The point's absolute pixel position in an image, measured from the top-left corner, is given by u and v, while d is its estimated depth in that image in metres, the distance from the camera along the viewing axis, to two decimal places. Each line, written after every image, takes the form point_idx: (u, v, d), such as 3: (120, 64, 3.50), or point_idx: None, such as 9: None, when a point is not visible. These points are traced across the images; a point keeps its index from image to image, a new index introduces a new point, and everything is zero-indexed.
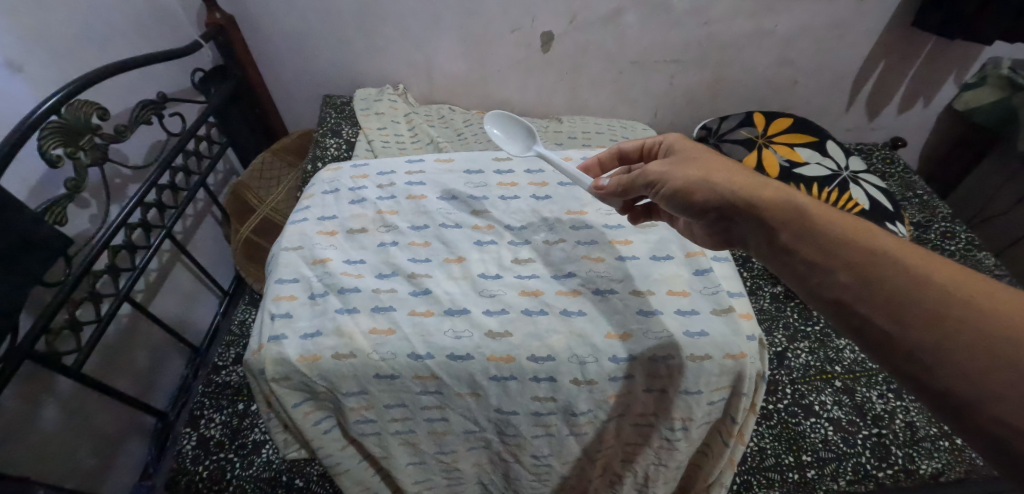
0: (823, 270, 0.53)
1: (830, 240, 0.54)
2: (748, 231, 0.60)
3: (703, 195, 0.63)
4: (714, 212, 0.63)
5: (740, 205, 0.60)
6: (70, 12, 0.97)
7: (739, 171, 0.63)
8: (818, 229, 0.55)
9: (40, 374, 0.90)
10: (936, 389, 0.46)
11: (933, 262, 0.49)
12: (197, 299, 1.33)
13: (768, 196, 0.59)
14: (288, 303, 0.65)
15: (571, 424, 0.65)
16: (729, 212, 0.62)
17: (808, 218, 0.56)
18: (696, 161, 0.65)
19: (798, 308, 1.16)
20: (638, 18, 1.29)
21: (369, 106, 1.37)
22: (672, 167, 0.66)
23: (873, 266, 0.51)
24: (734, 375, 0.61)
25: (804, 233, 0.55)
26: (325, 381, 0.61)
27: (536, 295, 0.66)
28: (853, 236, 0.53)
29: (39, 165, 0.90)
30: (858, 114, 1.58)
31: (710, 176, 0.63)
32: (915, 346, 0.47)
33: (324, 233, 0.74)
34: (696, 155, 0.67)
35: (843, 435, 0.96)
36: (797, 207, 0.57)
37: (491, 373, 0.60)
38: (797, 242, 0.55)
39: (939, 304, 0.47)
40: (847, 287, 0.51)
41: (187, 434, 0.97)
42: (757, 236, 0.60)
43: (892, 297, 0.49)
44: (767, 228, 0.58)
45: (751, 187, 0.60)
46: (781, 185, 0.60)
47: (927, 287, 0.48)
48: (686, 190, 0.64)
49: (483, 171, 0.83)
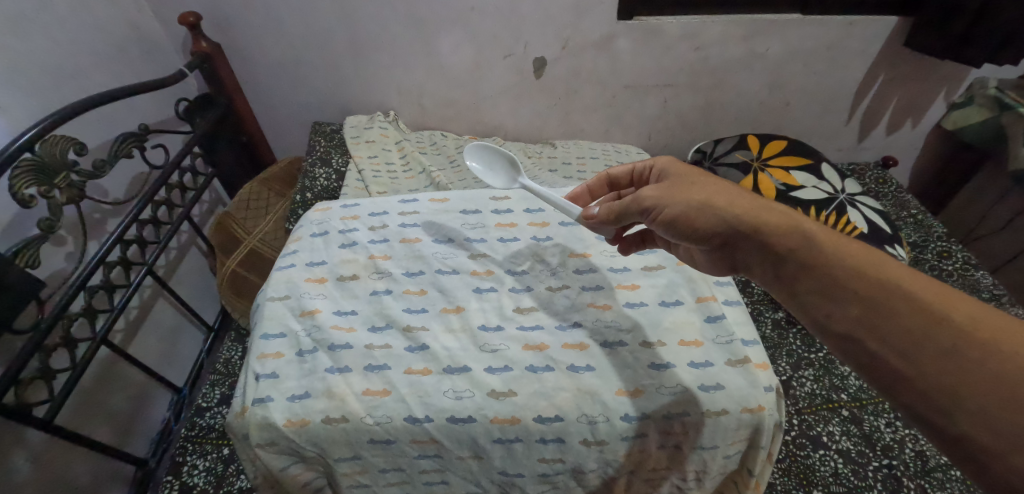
0: (833, 299, 0.50)
1: (840, 271, 0.51)
2: (752, 258, 0.57)
3: (703, 221, 0.60)
4: (716, 238, 0.60)
5: (744, 232, 0.57)
6: (47, 43, 0.94)
7: (743, 196, 0.60)
8: (827, 259, 0.52)
9: (9, 426, 0.84)
10: (951, 431, 0.43)
11: (949, 298, 0.46)
12: (181, 336, 1.28)
13: (774, 225, 0.56)
14: (273, 362, 0.61)
15: (579, 481, 0.61)
16: (732, 238, 0.58)
17: (816, 248, 0.53)
18: (696, 186, 0.62)
19: (801, 335, 1.13)
20: (630, 44, 1.29)
21: (360, 134, 1.34)
22: (669, 192, 0.63)
23: (887, 300, 0.48)
24: (751, 427, 0.58)
25: (812, 263, 0.52)
26: (315, 447, 0.57)
27: (541, 349, 0.62)
28: (864, 267, 0.50)
29: (11, 204, 0.85)
30: (853, 131, 1.57)
31: (712, 201, 0.60)
32: (931, 386, 0.44)
33: (312, 280, 0.70)
34: (696, 179, 0.63)
35: (854, 467, 0.93)
36: (805, 235, 0.54)
37: (494, 436, 0.57)
38: (804, 273, 0.53)
39: (954, 344, 0.44)
40: (858, 322, 0.48)
41: (167, 483, 0.91)
42: (762, 264, 0.57)
43: (905, 333, 0.46)
44: (772, 256, 0.55)
45: (756, 214, 0.57)
46: (786, 210, 0.57)
47: (944, 324, 0.45)
48: (685, 216, 0.60)
49: (480, 211, 0.81)
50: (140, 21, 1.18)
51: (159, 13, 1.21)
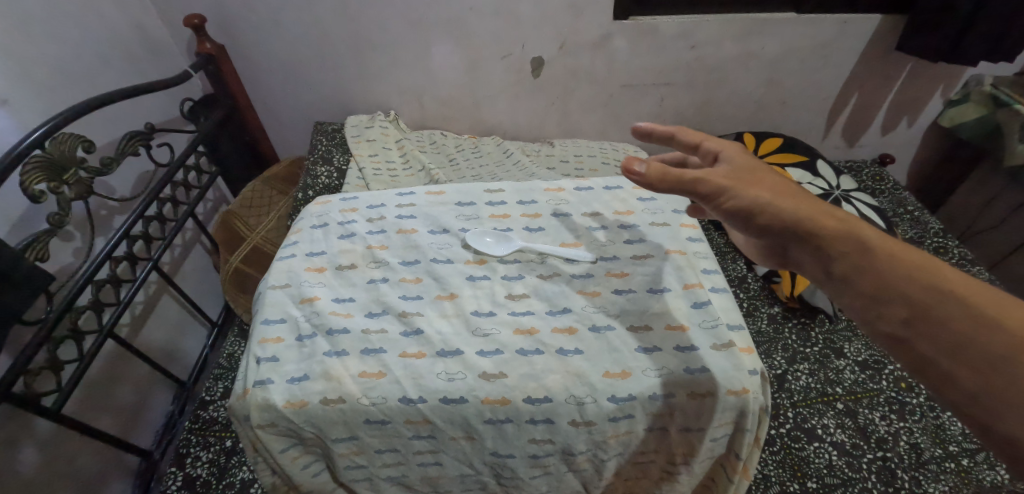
0: (881, 302, 0.49)
1: (891, 272, 0.49)
2: (803, 258, 0.56)
3: (764, 219, 0.58)
4: (771, 235, 0.58)
5: (799, 234, 0.56)
6: (55, 44, 0.96)
7: (802, 196, 0.58)
8: (877, 259, 0.50)
9: (18, 415, 0.86)
10: (1002, 436, 0.43)
11: (1007, 306, 0.44)
12: (186, 331, 1.30)
13: (831, 227, 0.54)
14: (274, 346, 0.62)
15: (569, 463, 0.64)
16: (787, 238, 0.57)
17: (869, 250, 0.51)
18: (760, 180, 0.60)
19: (796, 329, 1.14)
20: (626, 43, 1.31)
21: (361, 133, 1.36)
22: (736, 183, 0.59)
23: (939, 305, 0.46)
24: (738, 411, 0.60)
25: (862, 264, 0.51)
26: (313, 427, 0.59)
27: (532, 333, 0.64)
28: (918, 270, 0.48)
29: (22, 200, 0.88)
30: (841, 133, 1.59)
31: (777, 198, 0.57)
32: (983, 394, 0.43)
33: (312, 269, 0.72)
34: (762, 173, 0.60)
35: (848, 459, 0.94)
36: (859, 238, 0.52)
37: (486, 417, 0.59)
38: (854, 274, 0.51)
39: (1005, 349, 0.43)
40: (904, 323, 0.47)
41: (172, 474, 0.93)
42: (812, 264, 0.56)
43: (959, 338, 0.45)
44: (822, 257, 0.54)
45: (812, 214, 0.55)
46: (845, 214, 0.56)
47: (998, 333, 0.44)
48: (749, 209, 0.58)
49: (475, 203, 0.82)
50: (146, 23, 1.21)
51: (165, 15, 1.24)
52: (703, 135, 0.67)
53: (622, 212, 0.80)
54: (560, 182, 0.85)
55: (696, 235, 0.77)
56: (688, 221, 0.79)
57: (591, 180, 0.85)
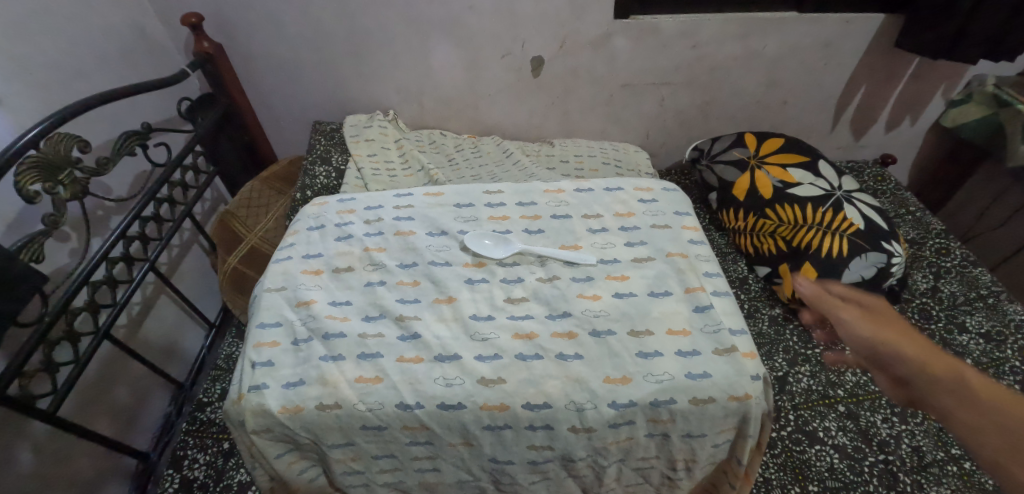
0: (984, 436, 0.62)
1: (998, 413, 0.63)
2: (919, 387, 0.74)
3: (889, 362, 0.80)
4: (902, 384, 0.77)
5: (919, 370, 0.76)
6: (51, 43, 0.95)
7: (925, 349, 0.79)
8: (973, 390, 0.67)
9: (13, 417, 0.86)
10: None
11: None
12: (183, 332, 1.29)
13: (932, 368, 0.75)
14: (269, 350, 0.62)
15: (569, 469, 0.63)
16: (912, 378, 0.76)
17: (971, 389, 0.68)
18: (909, 342, 0.81)
19: (798, 331, 1.13)
20: (627, 42, 1.30)
21: (359, 132, 1.35)
22: (890, 348, 0.81)
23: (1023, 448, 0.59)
24: (740, 416, 0.59)
25: (963, 398, 0.67)
26: (309, 433, 0.58)
27: (531, 338, 0.63)
28: (1010, 404, 0.63)
29: (16, 201, 0.87)
30: (845, 132, 1.58)
31: (898, 348, 0.80)
32: None
33: (308, 272, 0.71)
34: (907, 337, 0.82)
35: (849, 462, 0.93)
36: (970, 380, 0.69)
37: (484, 423, 0.58)
38: (960, 407, 0.67)
39: None
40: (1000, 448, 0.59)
41: (169, 476, 0.92)
42: (909, 388, 0.76)
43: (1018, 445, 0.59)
44: (958, 395, 0.68)
45: (925, 360, 0.77)
46: (954, 362, 0.73)
47: None
48: (895, 376, 0.79)
49: (473, 204, 0.82)
50: (143, 21, 1.20)
51: (162, 14, 1.23)
52: (898, 337, 0.83)
53: (623, 214, 0.79)
54: (559, 183, 0.85)
55: (698, 237, 0.76)
56: (689, 224, 0.78)
57: (591, 181, 0.85)
